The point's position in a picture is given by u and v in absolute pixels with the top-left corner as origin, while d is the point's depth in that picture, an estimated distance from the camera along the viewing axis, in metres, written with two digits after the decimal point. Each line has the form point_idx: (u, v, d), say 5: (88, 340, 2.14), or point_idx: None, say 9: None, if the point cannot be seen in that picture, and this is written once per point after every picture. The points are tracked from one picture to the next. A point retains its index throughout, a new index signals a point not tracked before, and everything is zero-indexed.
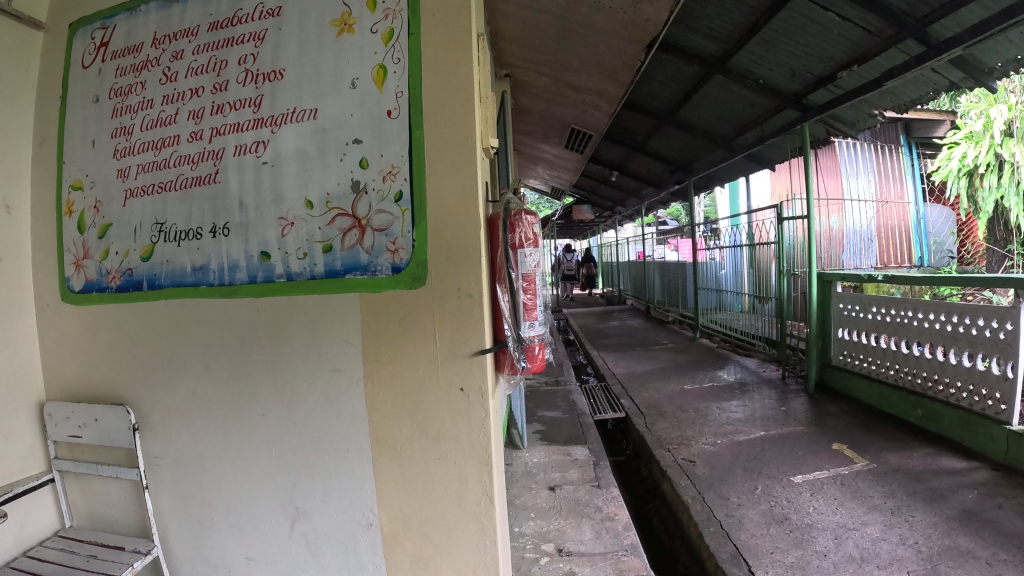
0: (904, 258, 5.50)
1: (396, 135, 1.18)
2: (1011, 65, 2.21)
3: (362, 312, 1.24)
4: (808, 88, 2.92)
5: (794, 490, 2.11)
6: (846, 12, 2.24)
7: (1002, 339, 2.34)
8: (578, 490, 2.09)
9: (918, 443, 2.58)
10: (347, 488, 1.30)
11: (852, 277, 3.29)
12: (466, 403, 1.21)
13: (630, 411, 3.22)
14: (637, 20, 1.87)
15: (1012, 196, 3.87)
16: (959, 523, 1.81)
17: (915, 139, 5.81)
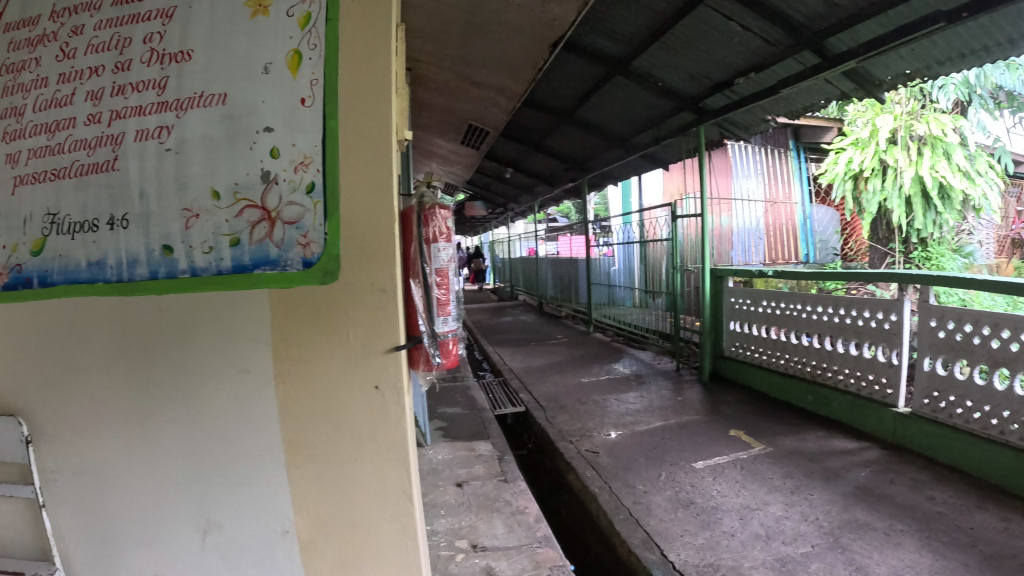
0: (792, 256, 5.76)
1: (309, 124, 1.16)
2: (900, 78, 2.38)
3: (274, 312, 1.22)
4: (707, 92, 3.04)
5: (696, 475, 2.19)
6: (747, 22, 2.35)
7: (885, 328, 2.50)
8: (486, 485, 2.09)
9: (809, 427, 2.73)
10: (263, 496, 1.26)
11: (743, 273, 3.44)
12: (381, 401, 1.23)
13: (530, 405, 3.26)
14: (545, 19, 1.92)
15: (895, 200, 4.16)
16: (856, 498, 1.93)
17: (804, 143, 6.16)
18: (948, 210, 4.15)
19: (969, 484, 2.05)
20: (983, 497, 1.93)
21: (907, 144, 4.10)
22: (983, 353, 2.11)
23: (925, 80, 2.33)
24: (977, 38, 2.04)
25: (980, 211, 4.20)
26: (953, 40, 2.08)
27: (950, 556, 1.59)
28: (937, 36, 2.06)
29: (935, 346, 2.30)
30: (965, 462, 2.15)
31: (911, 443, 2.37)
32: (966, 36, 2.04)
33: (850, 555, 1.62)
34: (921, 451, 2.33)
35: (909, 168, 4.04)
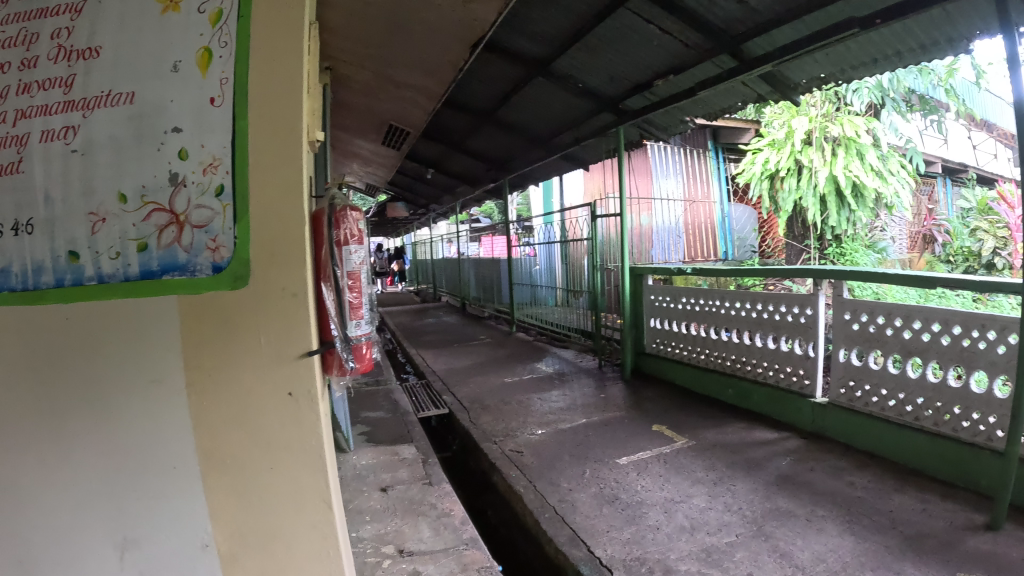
0: (711, 253, 5.98)
1: (219, 125, 1.13)
2: (815, 81, 2.46)
3: (183, 319, 1.17)
4: (627, 92, 3.09)
5: (620, 471, 2.21)
6: (666, 25, 2.38)
7: (802, 321, 2.60)
8: (411, 489, 2.07)
9: (730, 419, 2.80)
10: (178, 511, 1.19)
11: (662, 270, 3.50)
12: (296, 408, 1.21)
13: (453, 407, 3.25)
14: (466, 20, 1.93)
15: (810, 198, 4.27)
16: (777, 488, 1.99)
17: (722, 143, 6.24)
18: (860, 209, 4.34)
19: (886, 470, 2.16)
20: (900, 483, 2.03)
21: (821, 145, 4.21)
22: (898, 343, 2.22)
23: (839, 83, 2.42)
24: (891, 43, 2.12)
25: (892, 208, 4.49)
26: (868, 45, 2.15)
27: (869, 539, 1.67)
28: (851, 41, 2.13)
29: (850, 337, 2.41)
30: (883, 448, 2.27)
31: (830, 432, 2.47)
32: (880, 41, 2.12)
33: (774, 542, 1.67)
34: (841, 440, 2.44)
35: (824, 167, 4.16)
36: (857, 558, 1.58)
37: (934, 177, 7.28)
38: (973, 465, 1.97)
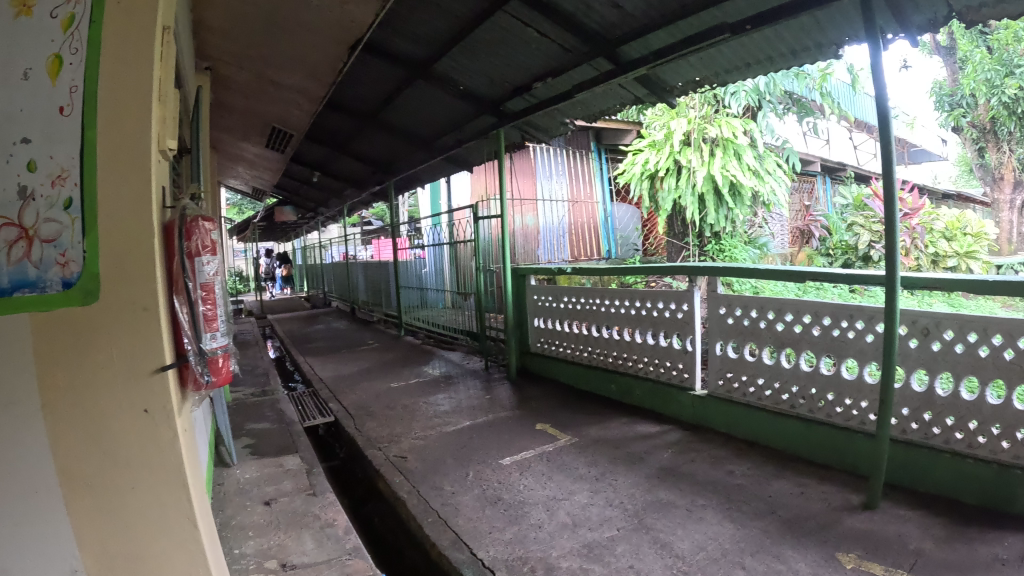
0: (595, 252, 6.25)
1: (70, 136, 1.08)
2: (691, 85, 2.53)
3: (34, 338, 1.07)
4: (507, 94, 3.12)
5: (503, 471, 2.26)
6: (544, 28, 2.41)
7: (679, 317, 2.74)
8: (295, 500, 2.04)
9: (613, 415, 2.92)
10: (43, 542, 1.10)
11: (544, 271, 3.58)
12: (154, 424, 1.17)
13: (339, 415, 3.23)
14: (343, 19, 1.91)
15: (689, 197, 4.46)
16: (657, 480, 2.11)
17: (605, 146, 6.50)
18: (736, 207, 4.55)
19: (764, 457, 2.32)
20: (779, 470, 2.18)
21: (699, 146, 4.42)
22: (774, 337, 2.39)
23: (714, 87, 2.49)
24: (763, 49, 2.20)
25: (771, 204, 4.77)
26: (743, 52, 2.23)
27: (751, 526, 1.79)
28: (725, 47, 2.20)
29: (724, 332, 2.58)
30: (761, 435, 2.43)
31: (709, 421, 2.64)
32: (753, 46, 2.19)
33: (654, 534, 1.76)
34: (721, 429, 2.60)
35: (701, 167, 4.37)
36: (735, 544, 1.69)
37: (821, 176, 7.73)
38: (846, 447, 2.15)
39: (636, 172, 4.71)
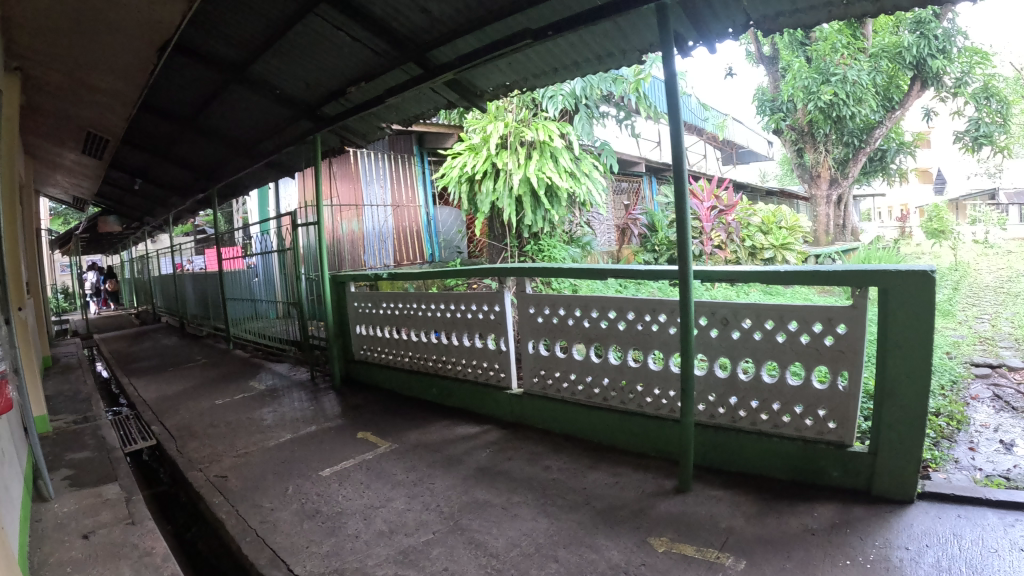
0: (417, 257, 7.78)
1: None
2: (501, 88, 3.27)
3: None
4: (323, 100, 3.69)
5: (322, 483, 2.75)
6: (354, 31, 2.84)
7: (492, 317, 3.44)
8: (114, 532, 2.03)
9: (435, 419, 3.66)
10: None
11: (366, 279, 4.38)
12: None
13: (160, 438, 3.58)
14: (153, 20, 2.05)
15: (507, 197, 5.57)
16: (472, 482, 2.68)
17: (427, 148, 7.95)
18: (550, 208, 5.75)
19: (576, 450, 3.00)
20: (594, 462, 2.82)
21: (515, 149, 5.52)
22: (582, 333, 3.07)
23: (519, 90, 3.22)
24: (573, 57, 2.86)
25: (584, 203, 6.06)
26: (554, 57, 2.86)
27: (565, 520, 2.30)
28: (528, 52, 2.83)
29: (535, 330, 3.26)
30: (577, 429, 3.14)
31: (525, 416, 3.38)
32: (554, 50, 2.78)
33: (469, 534, 2.22)
34: (540, 424, 3.32)
35: (516, 169, 5.46)
36: (551, 537, 2.17)
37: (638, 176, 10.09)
38: (660, 435, 2.78)
39: (457, 175, 5.83)
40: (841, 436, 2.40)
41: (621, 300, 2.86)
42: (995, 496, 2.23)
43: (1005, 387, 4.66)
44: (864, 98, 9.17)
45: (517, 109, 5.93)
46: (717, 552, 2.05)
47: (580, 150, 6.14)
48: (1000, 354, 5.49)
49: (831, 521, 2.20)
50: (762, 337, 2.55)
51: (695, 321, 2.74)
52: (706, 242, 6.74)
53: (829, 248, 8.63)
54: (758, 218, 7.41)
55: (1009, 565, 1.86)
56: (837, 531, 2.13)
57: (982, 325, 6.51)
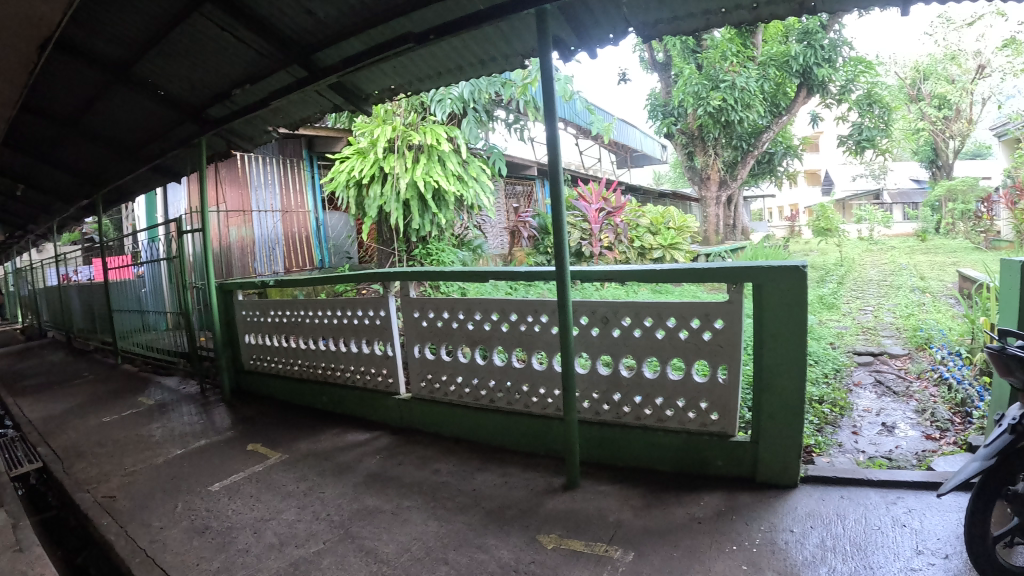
0: (307, 261, 8.08)
1: None
2: (387, 92, 3.64)
3: None
4: (210, 101, 3.93)
5: (213, 499, 3.20)
6: (238, 32, 3.07)
7: (377, 322, 4.03)
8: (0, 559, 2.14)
9: (325, 427, 4.19)
10: None
11: (252, 289, 4.81)
12: None
13: (49, 458, 3.92)
14: (34, 18, 2.05)
15: (393, 202, 6.13)
16: (360, 490, 3.25)
17: (316, 152, 8.24)
18: (437, 211, 6.40)
19: (465, 453, 3.67)
20: (482, 464, 3.51)
21: (401, 154, 6.10)
22: (465, 335, 3.69)
23: (403, 93, 3.64)
24: (459, 61, 3.35)
25: (471, 205, 6.72)
26: (439, 61, 3.34)
27: (454, 523, 2.90)
28: (421, 53, 3.23)
29: (421, 333, 3.86)
30: (466, 432, 3.81)
31: (412, 421, 4.01)
32: (437, 52, 3.24)
33: (358, 542, 2.74)
34: (425, 428, 3.98)
35: (403, 174, 6.06)
36: (442, 540, 2.74)
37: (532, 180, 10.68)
38: (546, 434, 3.49)
39: (345, 179, 6.32)
40: (722, 427, 3.23)
41: (504, 303, 3.49)
42: (859, 483, 3.20)
43: (886, 374, 5.18)
44: (752, 105, 12.20)
45: (405, 112, 6.44)
46: (606, 545, 2.70)
47: (468, 152, 6.76)
48: (881, 343, 5.98)
49: (715, 509, 2.99)
50: (643, 332, 3.35)
51: (578, 321, 3.55)
52: (596, 244, 7.81)
53: (721, 248, 10.06)
54: (646, 219, 8.69)
55: (883, 538, 2.68)
56: (720, 519, 2.90)
57: (863, 317, 6.93)
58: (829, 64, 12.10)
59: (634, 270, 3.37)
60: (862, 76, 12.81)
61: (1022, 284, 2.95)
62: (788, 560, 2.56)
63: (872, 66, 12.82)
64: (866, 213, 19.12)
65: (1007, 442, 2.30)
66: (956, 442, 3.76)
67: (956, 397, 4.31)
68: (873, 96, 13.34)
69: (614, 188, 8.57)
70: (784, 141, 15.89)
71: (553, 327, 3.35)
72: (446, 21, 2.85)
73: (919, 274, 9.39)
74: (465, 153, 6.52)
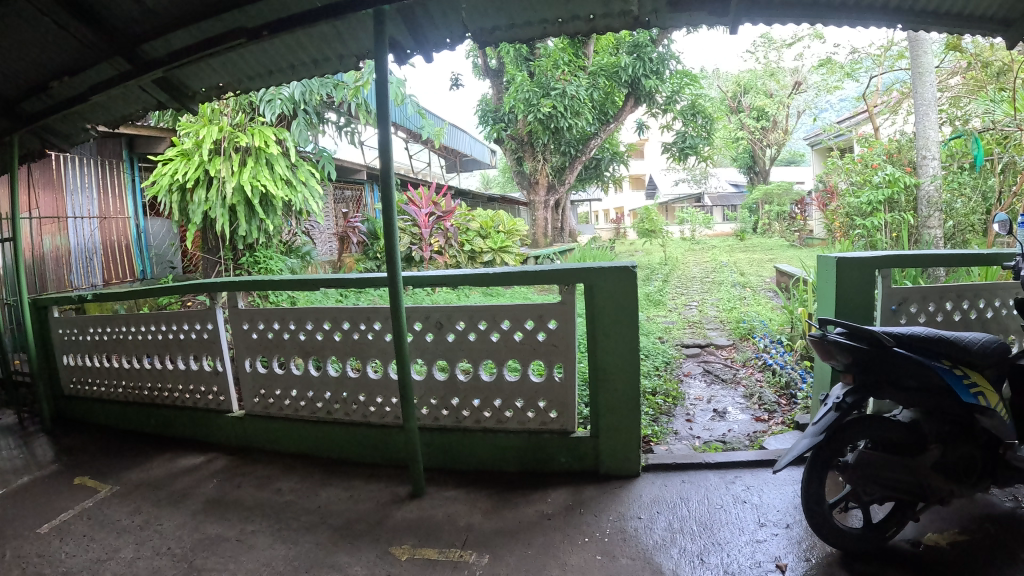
0: (129, 273, 7.51)
1: None
2: (213, 90, 3.40)
3: None
4: (21, 94, 3.51)
5: (42, 541, 2.86)
6: (61, 19, 2.76)
7: (205, 336, 3.74)
8: None
9: (157, 453, 3.85)
10: None
11: (69, 305, 4.31)
12: None
13: None
14: None
15: (219, 207, 5.85)
16: (203, 516, 3.01)
17: (137, 152, 7.71)
18: (266, 217, 6.13)
19: (307, 469, 3.51)
20: (326, 478, 3.39)
21: (228, 155, 5.81)
22: (298, 347, 3.52)
23: (233, 92, 3.41)
24: (291, 59, 3.20)
25: (301, 211, 6.51)
26: (271, 60, 3.18)
27: (303, 543, 2.77)
28: (251, 49, 3.05)
29: (251, 346, 3.63)
30: (307, 447, 3.65)
31: (250, 439, 3.78)
32: (274, 50, 3.08)
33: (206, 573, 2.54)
34: (264, 447, 3.76)
35: (230, 178, 5.78)
36: (292, 563, 2.61)
37: (361, 184, 10.45)
38: (387, 441, 3.45)
39: (167, 182, 5.88)
40: (562, 424, 3.32)
41: (336, 312, 3.37)
42: (697, 468, 3.41)
43: (713, 364, 5.57)
44: (581, 112, 12.75)
45: (233, 112, 6.07)
46: (461, 551, 2.68)
47: (297, 154, 6.66)
48: (707, 335, 6.43)
49: (563, 504, 3.06)
50: (478, 336, 3.30)
51: (412, 327, 3.41)
52: (426, 248, 7.74)
53: (552, 250, 10.33)
54: (476, 223, 8.76)
55: (726, 515, 2.90)
56: (569, 514, 2.96)
57: (686, 312, 7.43)
58: (656, 76, 12.94)
59: (468, 275, 3.31)
60: (686, 88, 13.79)
61: (836, 280, 3.28)
62: (641, 545, 2.68)
63: (696, 80, 13.81)
64: (689, 216, 20.92)
65: (833, 420, 2.47)
66: (784, 423, 4.16)
67: (781, 380, 4.80)
68: (697, 108, 14.42)
69: (443, 194, 8.64)
70: (609, 148, 16.73)
71: (387, 333, 3.31)
72: (282, 17, 2.75)
73: (738, 271, 10.27)
74: (293, 156, 6.25)
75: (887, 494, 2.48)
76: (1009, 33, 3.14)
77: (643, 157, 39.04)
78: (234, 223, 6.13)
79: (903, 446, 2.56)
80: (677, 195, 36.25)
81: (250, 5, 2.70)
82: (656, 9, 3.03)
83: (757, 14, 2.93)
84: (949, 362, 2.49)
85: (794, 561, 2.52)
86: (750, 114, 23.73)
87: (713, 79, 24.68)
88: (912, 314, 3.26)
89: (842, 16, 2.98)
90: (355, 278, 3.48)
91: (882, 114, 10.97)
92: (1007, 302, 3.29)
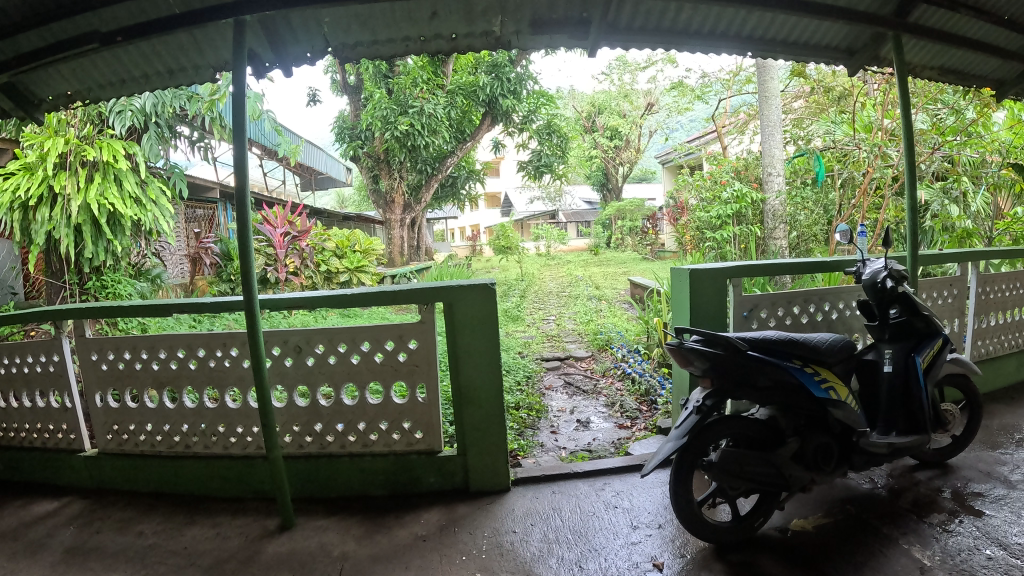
0: None
1: None
2: (61, 98, 3.14)
3: None
4: None
5: None
6: None
7: (51, 369, 3.40)
8: None
9: (3, 501, 3.44)
10: None
11: None
12: None
13: None
14: None
15: (63, 227, 5.41)
16: (61, 568, 2.73)
17: None
18: (114, 237, 5.76)
19: (170, 508, 3.25)
20: (189, 517, 3.15)
21: (72, 172, 5.37)
22: (151, 377, 3.26)
23: (82, 100, 3.16)
24: (145, 69, 2.98)
25: (150, 231, 6.15)
26: (121, 70, 2.96)
27: None
28: (102, 56, 2.82)
29: (101, 379, 3.32)
30: (165, 485, 3.38)
31: (104, 480, 3.46)
32: (127, 59, 2.87)
33: None
34: (119, 487, 3.45)
35: (75, 196, 5.35)
36: None
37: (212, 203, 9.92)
38: (250, 475, 3.26)
39: (6, 199, 5.28)
40: (429, 444, 3.28)
41: (189, 339, 3.16)
42: (568, 478, 3.48)
43: (574, 375, 5.73)
44: (438, 129, 12.88)
45: (80, 123, 5.67)
46: None
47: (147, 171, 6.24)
48: (566, 347, 6.63)
49: (437, 524, 3.01)
50: (338, 359, 3.19)
51: (269, 353, 3.21)
52: (281, 269, 7.51)
53: (403, 269, 10.17)
54: (332, 243, 8.51)
55: (600, 521, 2.98)
56: (444, 534, 2.93)
57: (546, 325, 7.63)
58: (514, 95, 13.28)
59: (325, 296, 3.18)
60: (543, 107, 14.15)
61: (691, 290, 3.47)
62: (519, 558, 2.69)
63: (551, 100, 14.18)
64: (544, 232, 21.50)
65: (695, 422, 2.57)
66: (647, 428, 4.35)
67: (641, 388, 5.01)
68: (552, 127, 14.79)
69: (297, 213, 8.33)
70: (465, 166, 16.94)
71: (245, 359, 3.15)
72: (139, 22, 2.57)
73: (595, 284, 10.67)
74: (145, 172, 5.94)
75: (751, 487, 2.62)
76: (851, 59, 3.56)
77: (497, 174, 39.74)
78: (78, 245, 5.68)
79: (763, 441, 2.70)
80: (531, 213, 37.14)
81: (104, 9, 2.51)
82: (518, 31, 3.01)
83: (616, 37, 3.07)
84: (800, 361, 2.67)
85: (670, 558, 2.63)
86: (602, 134, 24.78)
87: (567, 101, 25.63)
88: (763, 319, 3.51)
89: (698, 42, 3.19)
90: (210, 301, 3.28)
91: (730, 134, 11.82)
92: (850, 304, 3.64)
